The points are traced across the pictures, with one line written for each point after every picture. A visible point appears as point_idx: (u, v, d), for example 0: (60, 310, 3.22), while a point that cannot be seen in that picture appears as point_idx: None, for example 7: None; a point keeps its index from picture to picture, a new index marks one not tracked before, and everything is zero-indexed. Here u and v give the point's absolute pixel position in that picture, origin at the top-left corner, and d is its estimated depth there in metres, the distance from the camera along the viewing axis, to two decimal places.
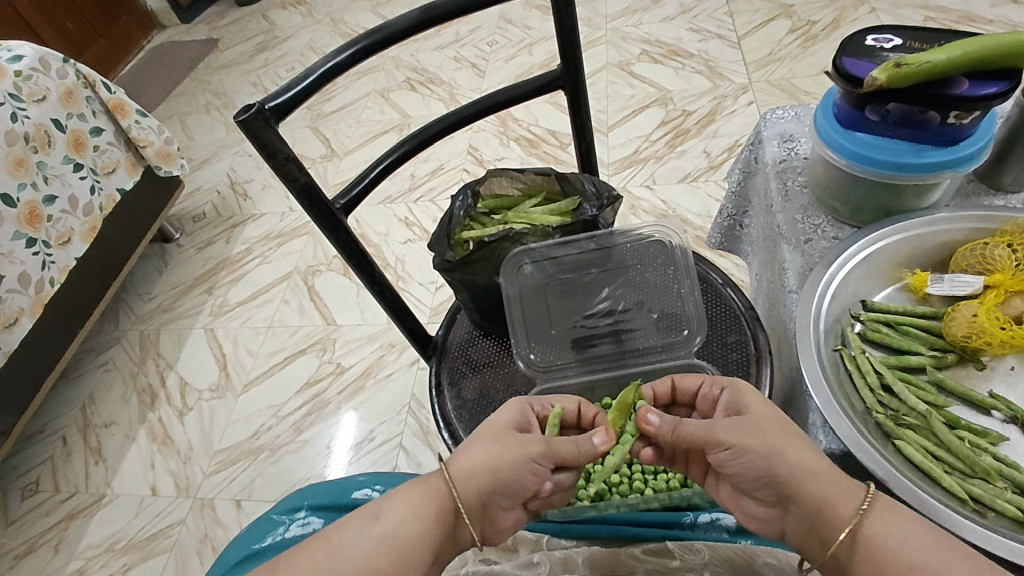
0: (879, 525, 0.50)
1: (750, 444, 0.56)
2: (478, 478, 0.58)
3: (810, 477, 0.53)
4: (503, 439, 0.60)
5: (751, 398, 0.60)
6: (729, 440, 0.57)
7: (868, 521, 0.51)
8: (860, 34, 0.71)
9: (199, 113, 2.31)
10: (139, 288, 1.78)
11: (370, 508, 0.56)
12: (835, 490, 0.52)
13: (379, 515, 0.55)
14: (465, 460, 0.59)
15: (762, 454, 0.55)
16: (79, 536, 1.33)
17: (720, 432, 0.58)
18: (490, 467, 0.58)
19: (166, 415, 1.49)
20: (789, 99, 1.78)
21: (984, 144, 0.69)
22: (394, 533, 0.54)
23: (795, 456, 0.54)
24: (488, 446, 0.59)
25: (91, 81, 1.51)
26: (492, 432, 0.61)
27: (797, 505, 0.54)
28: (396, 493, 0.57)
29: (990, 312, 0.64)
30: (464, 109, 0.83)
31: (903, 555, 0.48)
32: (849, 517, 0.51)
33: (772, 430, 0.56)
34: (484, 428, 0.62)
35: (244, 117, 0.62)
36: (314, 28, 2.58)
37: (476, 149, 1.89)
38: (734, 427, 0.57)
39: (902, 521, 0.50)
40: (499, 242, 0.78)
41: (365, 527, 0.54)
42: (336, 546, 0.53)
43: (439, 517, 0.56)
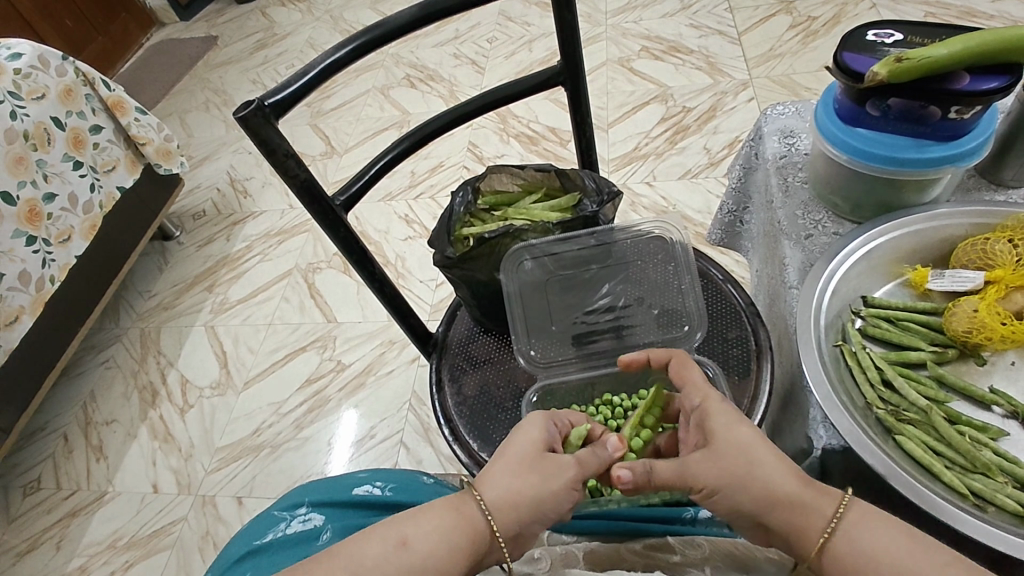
0: (850, 536, 0.49)
1: (721, 485, 0.54)
2: (514, 505, 0.56)
3: (780, 502, 0.52)
4: (538, 464, 0.58)
5: (718, 422, 0.57)
6: (702, 481, 0.55)
7: (838, 533, 0.49)
8: (861, 29, 0.71)
9: (199, 110, 2.30)
10: (139, 286, 1.78)
11: (394, 531, 0.52)
12: (803, 508, 0.51)
13: (405, 541, 0.52)
14: (500, 488, 0.56)
15: (735, 493, 0.53)
16: (81, 533, 1.33)
17: (692, 474, 0.56)
18: (528, 496, 0.56)
19: (167, 412, 1.49)
20: (789, 94, 1.78)
21: (985, 139, 0.69)
22: (425, 561, 0.51)
23: (766, 485, 0.53)
24: (524, 473, 0.57)
25: (90, 79, 1.50)
26: (524, 458, 0.58)
27: (773, 522, 0.53)
28: (425, 516, 0.54)
29: (991, 307, 0.64)
30: (464, 105, 0.83)
31: (876, 562, 0.47)
32: (821, 530, 0.50)
33: (742, 464, 0.54)
34: (515, 451, 0.59)
35: (244, 114, 0.62)
36: (314, 25, 2.57)
37: (476, 146, 1.88)
38: (707, 467, 0.55)
39: (875, 528, 0.49)
40: (499, 239, 0.78)
41: (391, 552, 0.51)
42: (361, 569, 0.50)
43: (471, 548, 0.53)
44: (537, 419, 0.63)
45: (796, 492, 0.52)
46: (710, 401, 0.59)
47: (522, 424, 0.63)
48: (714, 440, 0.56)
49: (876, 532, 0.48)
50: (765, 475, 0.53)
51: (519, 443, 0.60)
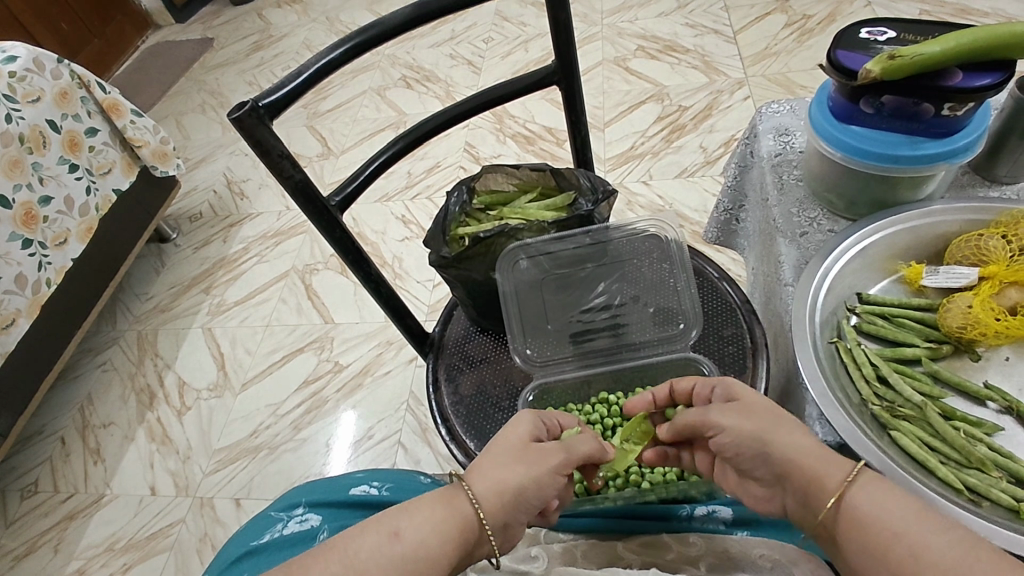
0: (866, 495, 0.49)
1: (743, 427, 0.57)
2: (502, 495, 0.56)
3: (801, 451, 0.53)
4: (527, 455, 0.59)
5: (743, 388, 0.61)
6: (723, 422, 0.58)
7: (853, 491, 0.49)
8: (854, 27, 0.71)
9: (195, 112, 2.30)
10: (137, 288, 1.78)
11: (388, 523, 0.52)
12: (823, 460, 0.52)
13: (398, 532, 0.51)
14: (489, 478, 0.57)
15: (754, 436, 0.56)
16: (79, 536, 1.33)
17: (714, 416, 0.59)
18: (515, 484, 0.57)
19: (165, 414, 1.49)
20: (785, 93, 1.78)
21: (978, 135, 0.69)
22: (416, 553, 0.51)
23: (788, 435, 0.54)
24: (514, 463, 0.58)
25: (86, 81, 1.50)
26: (516, 447, 0.60)
27: (791, 476, 0.54)
28: (418, 510, 0.54)
29: (985, 303, 0.64)
30: (459, 105, 0.83)
31: (887, 524, 0.47)
32: (836, 485, 0.50)
33: (768, 413, 0.57)
34: (506, 442, 0.60)
35: (238, 114, 0.62)
36: (310, 26, 2.57)
37: (472, 147, 1.88)
38: (732, 412, 0.58)
39: (891, 491, 0.48)
40: (494, 238, 0.78)
41: (384, 544, 0.50)
42: (355, 562, 0.49)
43: (462, 538, 0.53)
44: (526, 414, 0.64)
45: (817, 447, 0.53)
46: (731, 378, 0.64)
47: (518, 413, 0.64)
48: (739, 398, 0.60)
49: (892, 495, 0.48)
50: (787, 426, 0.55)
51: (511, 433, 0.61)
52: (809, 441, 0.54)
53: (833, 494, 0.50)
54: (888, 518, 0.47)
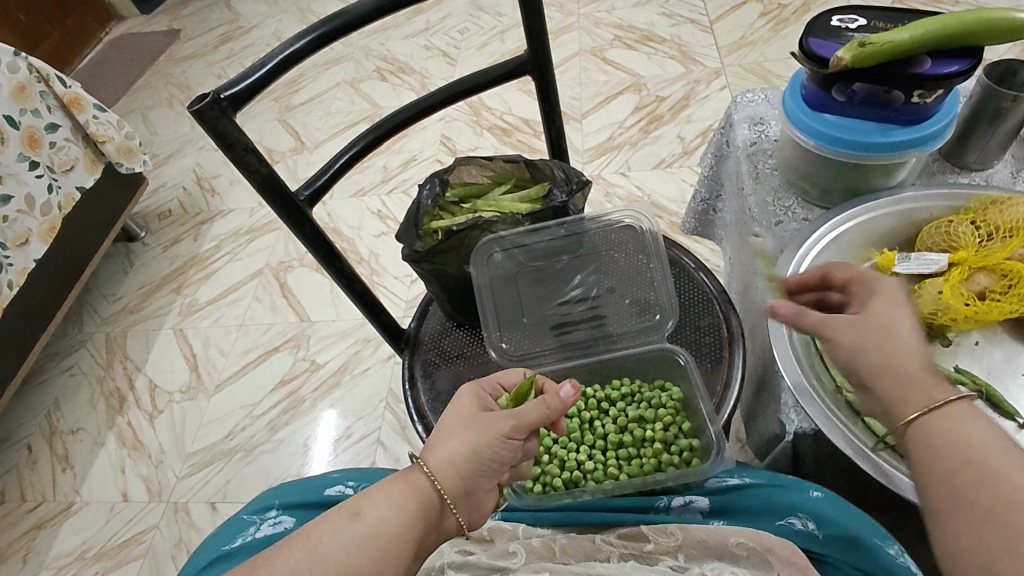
0: (950, 425, 0.45)
1: (845, 340, 0.51)
2: (456, 464, 0.55)
3: (897, 370, 0.48)
4: (476, 419, 0.59)
5: (879, 296, 0.53)
6: (833, 334, 0.52)
7: (937, 420, 0.46)
8: (826, 15, 0.71)
9: (162, 107, 2.24)
10: (103, 289, 1.73)
11: (348, 505, 0.51)
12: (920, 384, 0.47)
13: (359, 513, 0.51)
14: (440, 449, 0.56)
15: (855, 348, 0.50)
16: (49, 546, 1.29)
17: (829, 327, 0.53)
18: (469, 451, 0.56)
19: (136, 418, 1.45)
20: (760, 83, 1.79)
21: (948, 123, 0.70)
22: (379, 529, 0.50)
23: (887, 352, 0.49)
24: (462, 430, 0.58)
25: (45, 75, 1.44)
26: (461, 417, 0.59)
27: (874, 389, 0.49)
28: (375, 490, 0.53)
29: (955, 288, 0.65)
30: (430, 96, 0.81)
31: (970, 455, 0.43)
32: (918, 408, 0.46)
33: (877, 326, 0.50)
34: (452, 416, 0.60)
35: (199, 106, 0.59)
36: (281, 17, 2.52)
37: (449, 139, 1.86)
38: (842, 322, 0.52)
39: (982, 427, 0.44)
40: (468, 231, 0.77)
41: (346, 525, 0.50)
42: (317, 547, 0.48)
43: (422, 512, 0.53)
44: (468, 388, 0.64)
45: (915, 368, 0.48)
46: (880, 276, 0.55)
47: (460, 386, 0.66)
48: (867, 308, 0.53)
49: (980, 430, 0.44)
50: (903, 340, 0.49)
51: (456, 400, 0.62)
52: (911, 360, 0.48)
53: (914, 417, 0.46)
54: (973, 447, 0.43)
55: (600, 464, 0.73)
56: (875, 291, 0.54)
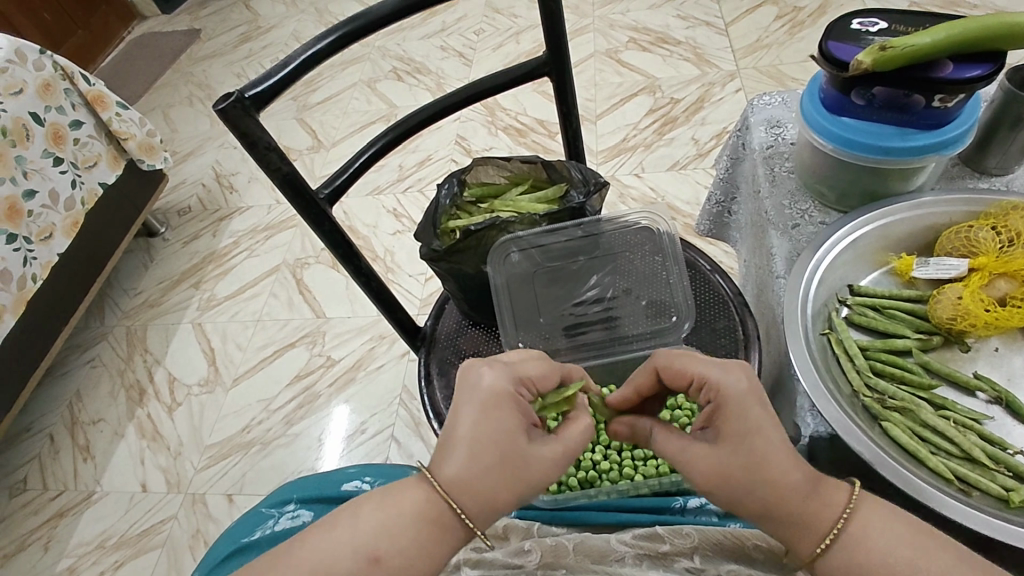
0: (855, 548, 0.48)
1: (712, 488, 0.51)
2: (495, 511, 0.50)
3: (784, 508, 0.49)
4: (524, 462, 0.50)
5: (730, 420, 0.51)
6: (697, 480, 0.52)
7: (840, 546, 0.48)
8: (846, 17, 0.71)
9: (182, 105, 2.27)
10: (124, 284, 1.76)
11: (366, 550, 0.48)
12: (809, 515, 0.49)
13: (376, 556, 0.48)
14: (484, 497, 0.50)
15: (729, 498, 0.51)
16: (69, 534, 1.32)
17: (689, 472, 0.52)
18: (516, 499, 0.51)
19: (155, 410, 1.47)
20: (777, 85, 1.79)
21: (969, 127, 0.69)
22: (400, 573, 0.48)
23: (769, 492, 0.49)
24: (510, 477, 0.50)
25: (70, 73, 1.47)
26: (509, 460, 0.50)
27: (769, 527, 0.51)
28: (389, 519, 0.49)
29: (975, 294, 0.64)
30: (448, 97, 0.82)
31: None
32: (818, 542, 0.49)
33: (748, 469, 0.49)
34: (501, 448, 0.50)
35: (223, 106, 0.60)
36: (299, 17, 2.55)
37: (464, 139, 1.87)
38: (704, 470, 0.51)
39: (883, 538, 0.47)
40: (485, 231, 0.78)
41: (363, 571, 0.47)
42: None
43: (450, 543, 0.50)
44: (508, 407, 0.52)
45: (803, 501, 0.49)
46: (727, 386, 0.53)
47: (464, 379, 0.54)
48: (722, 438, 0.51)
49: (882, 546, 0.47)
50: (773, 480, 0.49)
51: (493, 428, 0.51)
52: (796, 493, 0.49)
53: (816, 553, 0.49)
54: (881, 568, 0.46)
55: (615, 463, 0.74)
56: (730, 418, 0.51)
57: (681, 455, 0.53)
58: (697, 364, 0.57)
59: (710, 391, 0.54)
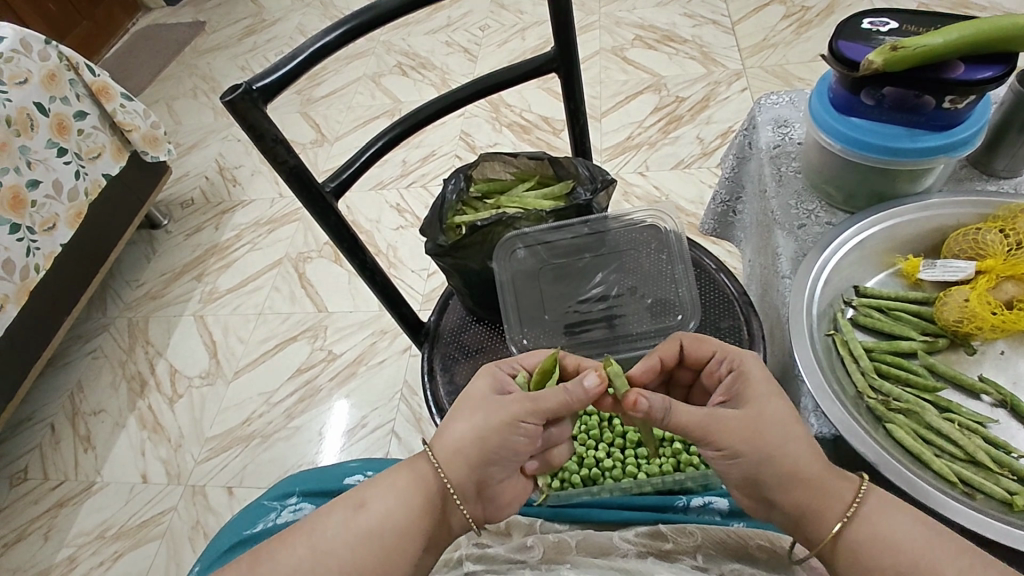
0: (870, 527, 0.51)
1: (743, 450, 0.53)
2: (457, 449, 0.55)
3: (805, 483, 0.52)
4: (483, 403, 0.57)
5: (757, 392, 0.56)
6: (725, 444, 0.53)
7: (855, 525, 0.51)
8: (857, 17, 0.70)
9: (186, 97, 2.27)
10: (126, 275, 1.76)
11: (354, 497, 0.56)
12: (826, 491, 0.52)
13: (363, 506, 0.55)
14: (449, 438, 0.56)
15: (757, 460, 0.53)
16: (69, 524, 1.32)
17: (717, 434, 0.53)
18: (475, 438, 0.56)
19: (156, 402, 1.47)
20: (782, 85, 1.78)
21: (979, 129, 0.69)
22: (380, 526, 0.54)
23: (792, 459, 0.52)
24: (469, 416, 0.57)
25: (74, 64, 1.47)
26: (472, 402, 0.58)
27: (785, 503, 0.53)
28: (386, 484, 0.56)
29: (982, 297, 0.64)
30: (456, 92, 0.81)
31: (895, 558, 0.50)
32: (839, 519, 0.52)
33: (776, 434, 0.53)
34: (469, 397, 0.59)
35: (231, 97, 0.60)
36: (304, 11, 2.54)
37: (468, 135, 1.87)
38: (735, 431, 0.53)
39: (894, 521, 0.51)
40: (492, 227, 0.78)
41: (351, 520, 0.54)
42: (319, 541, 0.53)
43: (427, 505, 0.55)
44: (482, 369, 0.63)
45: (821, 476, 0.53)
46: (750, 367, 0.59)
47: (471, 374, 0.63)
48: (747, 405, 0.55)
49: (895, 526, 0.51)
50: (796, 448, 0.53)
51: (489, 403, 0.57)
52: (815, 467, 0.53)
53: (837, 527, 0.52)
54: (897, 547, 0.50)
55: (619, 462, 0.75)
56: (749, 387, 0.57)
57: (709, 417, 0.54)
58: (720, 350, 0.63)
59: (734, 361, 0.61)
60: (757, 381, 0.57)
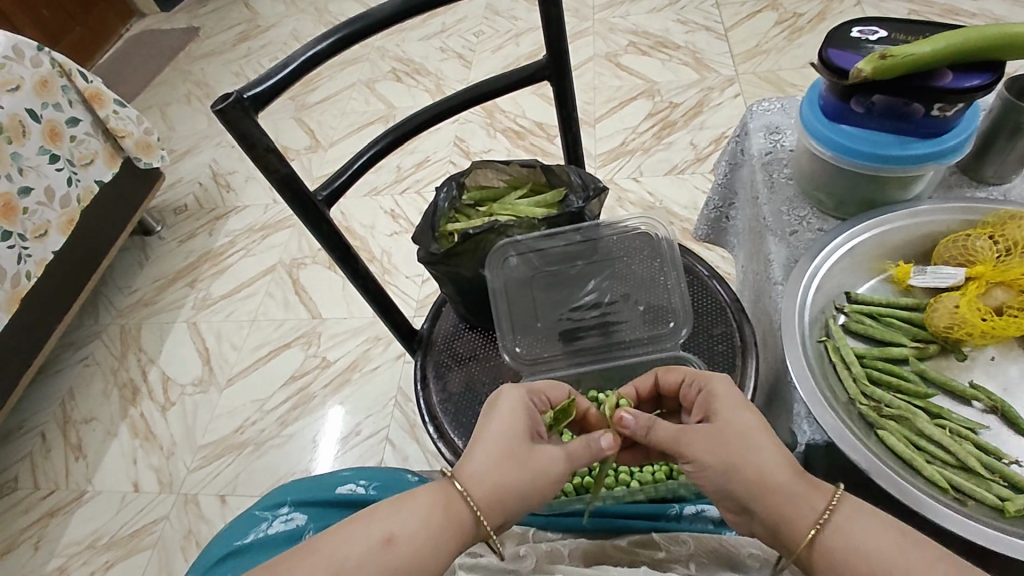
0: (843, 534, 0.50)
1: (709, 460, 0.55)
2: (499, 496, 0.55)
3: (771, 488, 0.53)
4: (527, 456, 0.57)
5: (722, 403, 0.58)
6: (693, 454, 0.56)
7: (829, 531, 0.51)
8: (846, 26, 0.71)
9: (180, 103, 2.26)
10: (119, 282, 1.75)
11: (381, 531, 0.52)
12: (796, 499, 0.52)
13: (391, 540, 0.52)
14: (487, 482, 0.55)
15: (721, 469, 0.54)
16: (60, 534, 1.31)
17: (685, 444, 0.57)
18: (514, 487, 0.56)
19: (148, 410, 1.46)
20: (775, 91, 1.79)
21: (967, 136, 0.70)
22: (411, 560, 0.51)
23: (755, 468, 0.53)
24: (512, 466, 0.56)
25: (67, 70, 1.46)
26: (512, 450, 0.57)
27: (762, 513, 0.53)
28: (410, 510, 0.53)
29: (972, 303, 0.64)
30: (448, 100, 0.81)
31: (867, 564, 0.49)
32: (811, 526, 0.51)
33: (738, 443, 0.55)
34: (508, 440, 0.57)
35: (222, 106, 0.60)
36: (298, 17, 2.54)
37: (462, 141, 1.87)
38: (701, 441, 0.56)
39: (867, 528, 0.50)
40: (483, 234, 0.78)
41: (379, 553, 0.51)
42: (344, 571, 0.50)
43: (456, 539, 0.54)
44: (519, 405, 0.60)
45: (790, 484, 0.53)
46: (715, 384, 0.61)
47: (501, 404, 0.60)
48: (715, 418, 0.58)
49: (866, 533, 0.50)
50: (757, 456, 0.54)
51: (535, 458, 0.57)
52: (780, 473, 0.53)
53: (809, 535, 0.51)
54: (870, 557, 0.49)
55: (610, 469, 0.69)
56: (714, 403, 0.59)
57: (678, 432, 0.58)
58: (689, 373, 0.65)
59: (701, 382, 0.62)
60: (723, 397, 0.59)
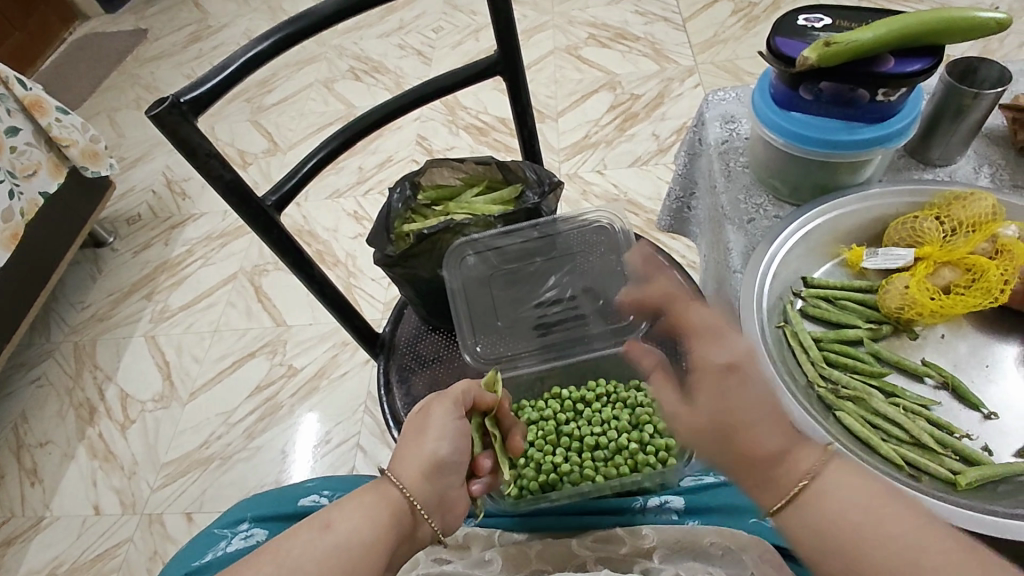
0: (822, 494, 0.47)
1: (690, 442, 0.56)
2: (423, 466, 0.57)
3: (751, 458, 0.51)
4: (428, 419, 0.60)
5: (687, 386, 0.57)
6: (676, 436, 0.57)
7: (809, 491, 0.48)
8: (793, 13, 0.71)
9: (129, 108, 2.19)
10: (71, 297, 1.68)
11: (319, 517, 0.50)
12: (771, 467, 0.50)
13: (330, 524, 0.50)
14: (409, 460, 0.57)
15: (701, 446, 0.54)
16: (17, 563, 1.25)
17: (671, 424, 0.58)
18: (434, 457, 0.57)
19: (107, 428, 1.41)
20: (732, 81, 1.81)
21: (912, 119, 0.71)
22: (350, 540, 0.49)
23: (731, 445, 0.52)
24: (422, 437, 0.58)
25: (4, 77, 1.38)
26: (421, 425, 0.60)
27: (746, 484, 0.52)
28: (347, 502, 0.53)
29: (921, 284, 0.66)
30: (400, 97, 0.80)
31: (843, 522, 0.46)
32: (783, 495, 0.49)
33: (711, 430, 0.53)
34: (414, 421, 0.61)
35: (157, 111, 0.58)
36: (251, 16, 2.48)
37: (425, 139, 1.85)
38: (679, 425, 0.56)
39: (842, 483, 0.47)
40: (440, 234, 0.77)
41: (318, 538, 0.49)
42: (287, 560, 0.47)
43: (394, 521, 0.52)
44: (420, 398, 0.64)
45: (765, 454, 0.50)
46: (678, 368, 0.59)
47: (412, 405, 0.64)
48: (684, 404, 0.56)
49: (847, 488, 0.47)
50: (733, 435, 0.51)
51: (437, 418, 0.60)
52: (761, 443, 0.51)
53: (781, 502, 0.49)
54: (845, 516, 0.46)
55: (577, 466, 0.71)
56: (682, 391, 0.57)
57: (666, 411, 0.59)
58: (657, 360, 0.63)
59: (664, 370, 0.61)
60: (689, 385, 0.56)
